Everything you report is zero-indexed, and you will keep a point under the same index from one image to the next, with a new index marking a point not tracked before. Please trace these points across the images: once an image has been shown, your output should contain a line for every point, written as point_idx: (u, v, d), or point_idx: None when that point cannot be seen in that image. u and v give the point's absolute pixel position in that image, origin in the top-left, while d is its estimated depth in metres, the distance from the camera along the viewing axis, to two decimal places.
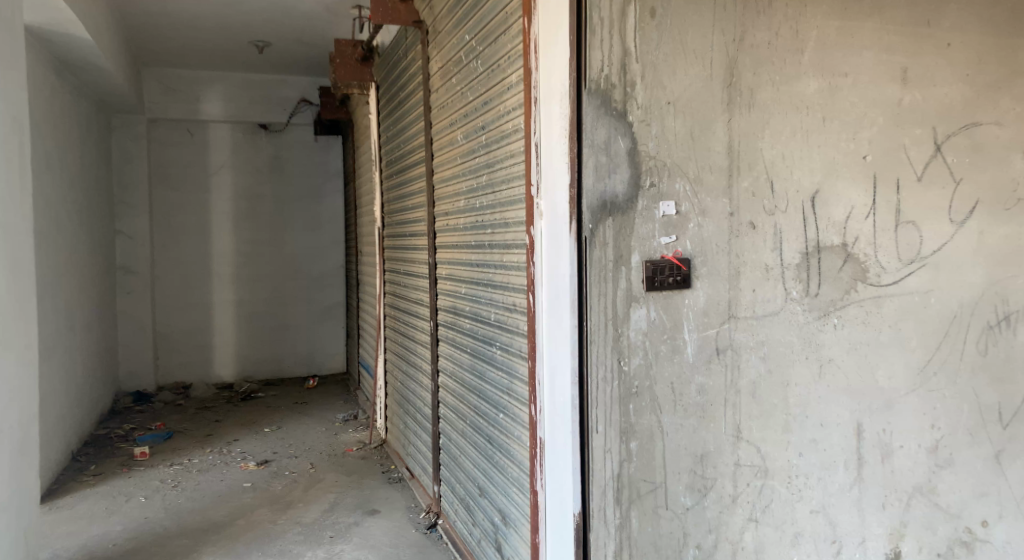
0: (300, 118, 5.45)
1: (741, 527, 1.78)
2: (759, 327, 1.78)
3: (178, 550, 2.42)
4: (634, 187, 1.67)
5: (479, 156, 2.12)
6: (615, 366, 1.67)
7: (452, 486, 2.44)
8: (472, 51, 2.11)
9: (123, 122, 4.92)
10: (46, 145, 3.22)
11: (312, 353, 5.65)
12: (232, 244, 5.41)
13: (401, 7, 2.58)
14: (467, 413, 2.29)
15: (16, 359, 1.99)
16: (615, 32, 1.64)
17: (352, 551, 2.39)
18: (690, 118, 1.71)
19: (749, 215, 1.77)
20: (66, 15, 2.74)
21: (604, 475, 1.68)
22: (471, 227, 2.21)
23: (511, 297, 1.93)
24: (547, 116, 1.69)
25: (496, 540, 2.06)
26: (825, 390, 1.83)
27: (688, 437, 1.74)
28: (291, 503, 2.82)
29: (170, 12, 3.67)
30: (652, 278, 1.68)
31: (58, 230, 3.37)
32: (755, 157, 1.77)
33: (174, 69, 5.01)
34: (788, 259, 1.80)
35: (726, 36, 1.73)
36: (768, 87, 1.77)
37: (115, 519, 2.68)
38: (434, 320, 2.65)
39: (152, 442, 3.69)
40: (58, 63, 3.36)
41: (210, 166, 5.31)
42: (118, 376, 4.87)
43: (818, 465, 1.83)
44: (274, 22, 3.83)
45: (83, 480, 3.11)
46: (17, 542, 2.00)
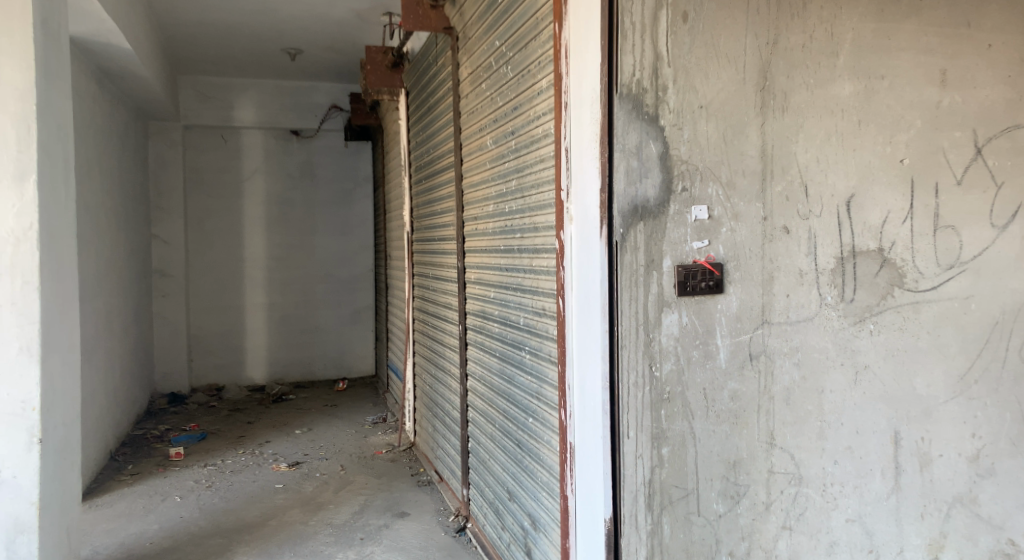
0: (330, 124, 5.52)
1: (775, 534, 1.76)
2: (794, 332, 1.76)
3: (212, 550, 2.46)
4: (666, 191, 1.66)
5: (509, 162, 2.13)
6: (647, 371, 1.66)
7: (481, 489, 2.45)
8: (502, 56, 2.13)
9: (158, 129, 5.03)
10: (88, 152, 3.30)
11: (340, 356, 5.70)
12: (262, 248, 5.48)
13: (432, 14, 2.59)
14: (496, 417, 2.30)
15: (60, 361, 2.05)
16: (647, 37, 1.63)
17: (383, 553, 2.41)
18: (722, 122, 1.70)
19: (783, 220, 1.75)
20: (108, 26, 2.81)
21: (636, 480, 1.66)
22: (501, 232, 2.22)
23: (541, 302, 1.93)
24: (578, 120, 1.69)
25: (526, 544, 2.06)
26: (860, 397, 1.80)
27: (720, 443, 1.72)
28: (322, 504, 2.85)
29: (204, 21, 3.74)
30: (684, 282, 1.67)
31: (97, 234, 3.45)
32: (790, 161, 1.75)
33: (206, 76, 5.11)
34: (822, 263, 1.78)
35: (760, 39, 1.72)
36: (802, 91, 1.75)
37: (151, 518, 2.73)
38: (462, 324, 2.66)
39: (186, 442, 3.75)
40: (98, 72, 3.44)
41: (241, 171, 5.40)
42: (152, 378, 4.96)
43: (854, 473, 1.80)
44: (304, 29, 3.88)
45: (120, 479, 3.18)
46: (60, 539, 2.05)
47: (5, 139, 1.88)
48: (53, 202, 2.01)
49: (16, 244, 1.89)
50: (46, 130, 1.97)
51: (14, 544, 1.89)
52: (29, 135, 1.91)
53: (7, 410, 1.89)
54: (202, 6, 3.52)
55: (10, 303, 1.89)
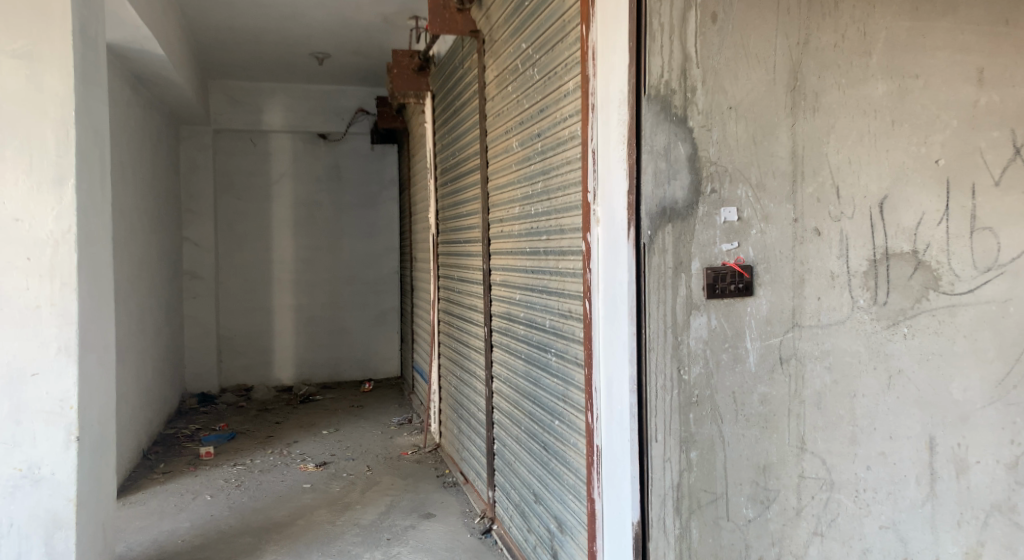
0: (357, 127, 5.56)
1: (806, 541, 1.73)
2: (825, 335, 1.74)
3: (242, 548, 2.49)
4: (694, 193, 1.65)
5: (535, 164, 2.13)
6: (675, 375, 1.65)
7: (507, 491, 2.45)
8: (528, 59, 2.13)
9: (189, 133, 5.12)
10: (122, 156, 3.37)
11: (366, 357, 5.75)
12: (290, 251, 5.54)
13: (458, 17, 2.61)
14: (522, 419, 2.30)
15: (97, 361, 2.09)
16: (675, 38, 1.62)
17: (409, 554, 2.42)
18: (752, 123, 1.68)
19: (814, 221, 1.73)
20: (143, 32, 2.86)
21: (663, 484, 1.65)
22: (527, 234, 2.22)
23: (567, 304, 1.93)
24: (605, 123, 1.68)
25: (552, 547, 2.05)
26: (894, 401, 1.77)
27: (749, 447, 1.70)
28: (349, 504, 2.87)
29: (234, 27, 3.80)
30: (713, 285, 1.66)
31: (131, 238, 3.52)
32: (821, 163, 1.73)
33: (236, 81, 5.18)
34: (855, 266, 1.75)
35: (790, 39, 1.70)
36: (833, 91, 1.73)
37: (183, 516, 2.78)
38: (488, 326, 2.66)
39: (216, 442, 3.80)
40: (132, 78, 3.51)
41: (270, 175, 5.47)
42: (183, 378, 5.05)
43: (888, 479, 1.77)
44: (332, 33, 3.93)
45: (153, 477, 3.23)
46: (96, 535, 2.09)
47: (45, 144, 1.93)
48: (91, 206, 2.05)
49: (55, 246, 1.94)
50: (83, 134, 2.01)
51: (52, 540, 1.93)
52: (69, 139, 1.95)
53: (47, 408, 1.93)
54: (233, 13, 3.58)
55: (50, 304, 1.94)
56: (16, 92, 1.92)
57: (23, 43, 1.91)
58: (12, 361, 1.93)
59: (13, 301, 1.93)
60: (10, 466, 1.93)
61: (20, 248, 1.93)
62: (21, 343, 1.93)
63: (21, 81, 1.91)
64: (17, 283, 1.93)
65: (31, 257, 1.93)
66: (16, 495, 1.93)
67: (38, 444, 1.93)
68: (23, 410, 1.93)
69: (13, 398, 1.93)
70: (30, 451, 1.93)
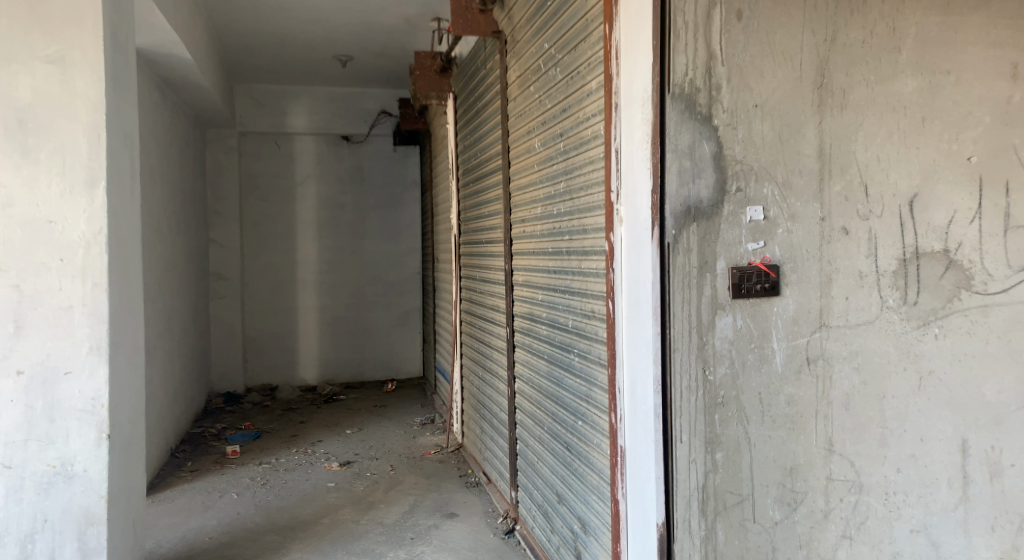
0: (380, 129, 5.60)
1: (834, 544, 1.71)
2: (853, 335, 1.72)
3: (268, 546, 2.52)
4: (720, 191, 1.64)
5: (557, 164, 2.13)
6: (700, 375, 1.64)
7: (530, 492, 2.45)
8: (551, 59, 2.13)
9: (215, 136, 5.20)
10: (151, 159, 3.43)
11: (388, 357, 5.78)
12: (314, 252, 5.59)
13: (481, 18, 2.62)
14: (545, 419, 2.30)
15: (126, 360, 2.13)
16: (700, 36, 1.61)
17: (432, 553, 2.43)
18: (778, 120, 1.67)
19: (842, 220, 1.71)
20: (171, 37, 2.91)
21: (689, 485, 1.63)
22: (549, 234, 2.22)
23: (590, 304, 1.93)
24: (629, 121, 1.68)
25: (576, 548, 2.05)
26: (925, 403, 1.74)
27: (776, 449, 1.68)
28: (373, 503, 2.89)
29: (259, 31, 3.85)
30: (739, 285, 1.64)
31: (160, 239, 3.58)
32: (848, 161, 1.71)
33: (260, 84, 5.25)
34: (883, 266, 1.73)
35: (817, 36, 1.68)
36: (861, 88, 1.71)
37: (211, 513, 2.81)
38: (511, 326, 2.66)
39: (242, 441, 3.85)
40: (161, 82, 3.57)
41: (294, 177, 5.53)
42: (210, 378, 5.12)
43: (918, 482, 1.74)
44: (355, 36, 3.96)
45: (181, 475, 3.28)
46: (126, 532, 2.13)
47: (77, 147, 1.97)
48: (120, 209, 2.09)
49: (87, 247, 1.98)
50: (113, 137, 2.05)
51: (84, 535, 1.97)
52: (100, 142, 1.99)
53: (79, 406, 1.97)
54: (258, 16, 3.62)
55: (83, 303, 1.98)
56: (49, 96, 1.96)
57: (57, 48, 1.95)
58: (45, 361, 1.97)
59: (45, 301, 1.97)
60: (44, 463, 1.97)
61: (53, 249, 1.97)
62: (55, 342, 1.97)
63: (56, 85, 1.96)
64: (51, 283, 1.97)
65: (65, 258, 1.97)
66: (50, 491, 1.97)
67: (71, 441, 1.97)
68: (56, 408, 1.97)
69: (46, 397, 1.97)
70: (64, 448, 1.97)
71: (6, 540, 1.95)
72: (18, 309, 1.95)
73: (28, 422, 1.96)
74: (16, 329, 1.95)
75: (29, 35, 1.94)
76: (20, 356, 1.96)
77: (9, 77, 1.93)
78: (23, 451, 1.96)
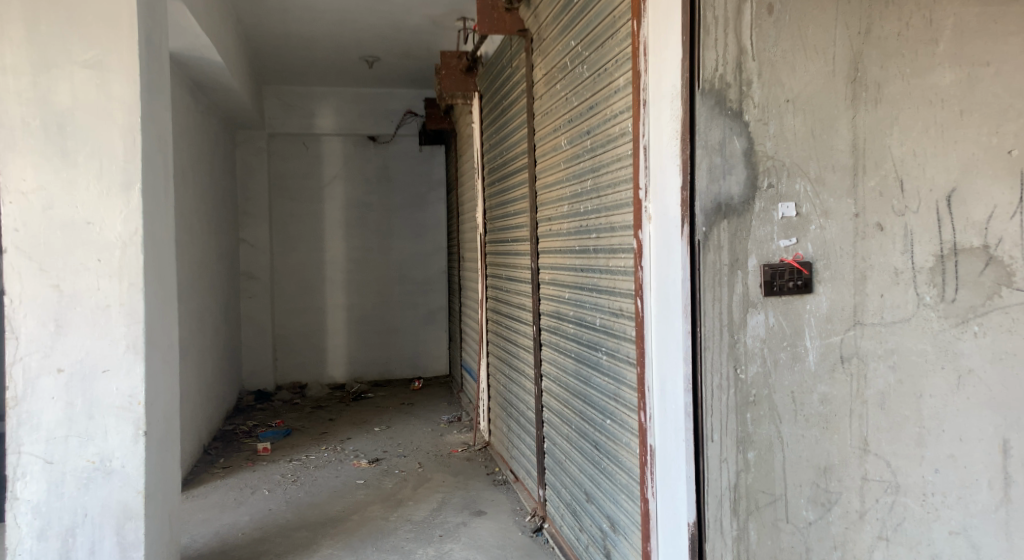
0: (406, 129, 5.63)
1: (870, 544, 1.68)
2: (889, 333, 1.68)
3: (300, 542, 2.55)
4: (751, 188, 1.62)
5: (584, 161, 2.12)
6: (732, 373, 1.62)
7: (558, 490, 2.44)
8: (577, 56, 2.12)
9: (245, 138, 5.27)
10: (184, 160, 3.49)
11: (414, 356, 5.81)
12: (341, 251, 5.65)
13: (507, 16, 2.62)
14: (572, 417, 2.29)
15: (161, 359, 2.17)
16: (730, 31, 1.59)
17: (461, 551, 2.44)
18: (810, 115, 1.64)
19: (877, 216, 1.68)
20: (202, 41, 2.96)
21: (720, 484, 1.62)
22: (576, 232, 2.22)
23: (618, 302, 1.92)
24: (658, 118, 1.67)
25: (605, 547, 2.04)
26: (964, 402, 1.71)
27: (810, 448, 1.66)
28: (402, 501, 2.92)
29: (288, 33, 3.89)
30: (771, 282, 1.62)
31: (192, 240, 3.65)
32: (883, 156, 1.68)
33: (288, 86, 5.31)
34: (920, 262, 1.69)
35: (851, 29, 1.65)
36: (897, 81, 1.68)
37: (243, 509, 2.86)
38: (537, 324, 2.66)
39: (273, 438, 3.90)
40: (192, 85, 3.63)
41: (322, 177, 5.59)
42: (241, 376, 5.19)
43: (957, 483, 1.70)
44: (381, 37, 3.98)
45: (214, 472, 3.33)
46: (162, 527, 2.17)
47: (114, 151, 2.02)
48: (155, 210, 2.13)
49: (123, 248, 2.02)
50: (148, 139, 2.09)
51: (123, 530, 2.02)
52: (136, 146, 2.03)
53: (117, 403, 2.02)
54: (287, 19, 3.66)
55: (119, 303, 2.02)
56: (86, 100, 2.00)
57: (94, 54, 2.00)
58: (84, 359, 2.01)
59: (84, 300, 2.01)
60: (83, 459, 2.01)
61: (92, 249, 2.01)
62: (93, 342, 2.01)
63: (94, 90, 2.00)
64: (90, 283, 2.01)
65: (103, 258, 2.01)
66: (89, 486, 2.01)
67: (109, 438, 2.01)
68: (95, 405, 2.01)
69: (86, 394, 2.01)
70: (103, 444, 2.01)
71: (48, 534, 1.99)
72: (59, 309, 2.00)
73: (68, 419, 2.00)
74: (56, 328, 2.00)
75: (68, 40, 1.99)
76: (60, 355, 2.00)
77: (48, 82, 1.97)
78: (64, 447, 2.00)
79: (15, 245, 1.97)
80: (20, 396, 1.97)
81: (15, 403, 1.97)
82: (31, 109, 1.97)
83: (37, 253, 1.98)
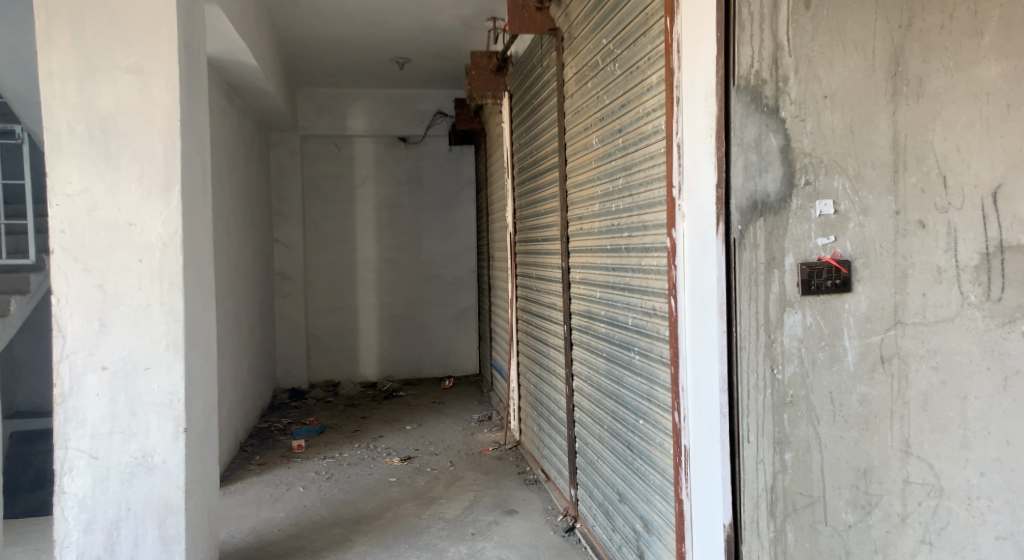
0: (437, 130, 5.67)
1: (913, 549, 1.65)
2: (931, 333, 1.65)
3: (334, 538, 2.58)
4: (788, 186, 1.60)
5: (615, 160, 2.11)
6: (768, 373, 1.60)
7: (590, 490, 2.44)
8: (609, 55, 2.12)
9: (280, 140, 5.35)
10: (221, 162, 3.56)
11: (445, 355, 5.84)
12: (374, 251, 5.71)
13: (538, 16, 2.62)
14: (604, 417, 2.29)
15: (200, 358, 2.21)
16: (766, 26, 1.57)
17: (494, 550, 2.44)
18: (849, 111, 1.62)
19: (918, 214, 1.64)
20: (239, 44, 3.01)
21: (757, 485, 1.60)
22: (607, 231, 2.21)
23: (650, 301, 1.91)
24: (691, 116, 1.66)
25: (638, 547, 2.03)
26: (1011, 403, 1.65)
27: (849, 450, 1.63)
28: (434, 498, 2.94)
29: (321, 35, 3.93)
30: (808, 281, 1.60)
31: (229, 241, 3.72)
32: (925, 152, 1.63)
33: (322, 88, 5.38)
34: (964, 260, 1.64)
35: (891, 22, 1.62)
36: (940, 75, 1.63)
37: (277, 505, 2.90)
38: (568, 324, 2.66)
39: (307, 435, 3.96)
40: (228, 88, 3.70)
41: (355, 178, 5.65)
42: (275, 374, 5.28)
43: (1004, 486, 1.65)
44: (413, 38, 4.01)
45: (250, 468, 3.39)
46: (201, 522, 2.21)
47: (154, 154, 2.07)
48: (194, 212, 2.18)
49: (164, 248, 2.07)
50: (186, 142, 2.13)
51: (164, 524, 2.07)
52: (175, 149, 2.08)
53: (158, 400, 2.07)
54: (320, 22, 3.70)
55: (160, 303, 2.07)
56: (129, 104, 2.05)
57: (136, 59, 2.05)
58: (126, 357, 2.06)
59: (127, 299, 2.06)
60: (127, 455, 2.06)
61: (133, 250, 2.06)
62: (135, 340, 2.06)
63: (135, 95, 2.05)
64: (131, 283, 2.06)
65: (144, 259, 2.06)
66: (132, 481, 2.06)
67: (151, 434, 2.06)
68: (137, 402, 2.06)
69: (128, 392, 2.06)
70: (145, 440, 2.06)
71: (93, 527, 2.04)
72: (103, 308, 2.05)
73: (112, 414, 2.06)
74: (100, 326, 2.05)
75: (111, 46, 2.04)
76: (104, 353, 2.05)
77: (92, 86, 2.03)
78: (108, 443, 2.05)
79: (62, 245, 2.03)
80: (66, 392, 2.03)
81: (62, 399, 2.03)
82: (76, 113, 2.02)
83: (82, 253, 2.04)
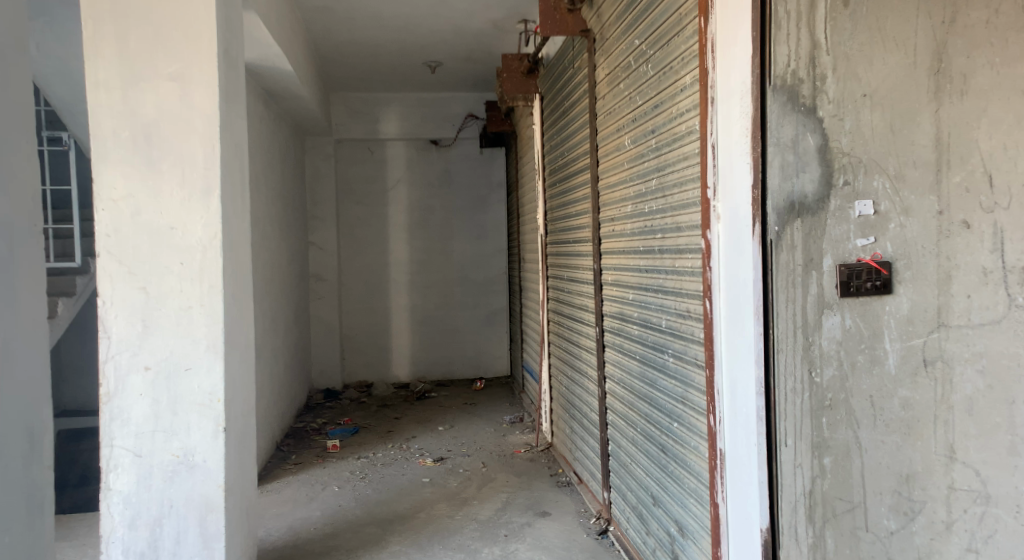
0: (467, 133, 5.71)
1: (959, 557, 1.61)
2: (977, 336, 1.60)
3: (369, 538, 2.61)
4: (826, 186, 1.57)
5: (648, 161, 2.11)
6: (806, 376, 1.57)
7: (623, 493, 2.43)
8: (642, 55, 2.11)
9: (314, 144, 5.44)
10: (258, 166, 3.63)
11: (476, 356, 5.86)
12: (407, 253, 5.76)
13: (569, 17, 2.63)
14: (638, 419, 2.28)
15: (238, 358, 2.26)
16: (803, 25, 1.55)
17: (527, 551, 2.45)
18: (890, 110, 1.59)
19: (962, 214, 1.60)
20: (276, 51, 3.07)
21: (795, 490, 1.57)
22: (640, 232, 2.20)
23: (684, 303, 1.90)
24: (726, 117, 1.65)
25: (673, 551, 2.02)
26: None
27: (890, 455, 1.60)
28: (467, 499, 2.95)
29: (356, 40, 3.98)
30: (847, 283, 1.57)
31: (266, 243, 3.79)
32: (969, 150, 1.60)
33: (356, 93, 5.46)
34: (1011, 261, 1.60)
35: (934, 19, 1.59)
36: (984, 72, 1.59)
37: (312, 504, 2.95)
38: (601, 325, 2.65)
39: (341, 435, 4.01)
40: (264, 94, 3.78)
41: (388, 181, 5.71)
42: (311, 375, 5.35)
43: None
44: (445, 42, 4.04)
45: (286, 467, 3.45)
46: (239, 520, 2.26)
47: (194, 159, 2.12)
48: (233, 215, 2.23)
49: (204, 251, 2.12)
50: (225, 147, 2.18)
51: (205, 521, 2.11)
52: (213, 154, 2.13)
53: (199, 400, 2.12)
54: (354, 27, 3.76)
55: (200, 304, 2.12)
56: (171, 111, 2.11)
57: (177, 67, 2.10)
58: (168, 357, 2.12)
59: (169, 301, 2.11)
60: (169, 453, 2.11)
61: (174, 253, 2.11)
62: (175, 341, 2.11)
63: (177, 102, 2.11)
64: (173, 285, 2.12)
65: (184, 262, 2.11)
66: (174, 479, 2.11)
67: (192, 433, 2.11)
68: (179, 402, 2.11)
69: (170, 392, 2.11)
70: (186, 439, 2.11)
71: (137, 523, 2.10)
72: (146, 310, 2.11)
73: (154, 414, 2.11)
74: (143, 328, 2.11)
75: (155, 55, 2.10)
76: (147, 354, 2.11)
77: (138, 94, 2.09)
78: (151, 441, 2.11)
79: (107, 250, 2.09)
80: (111, 392, 2.09)
81: (107, 398, 2.09)
82: (121, 121, 2.09)
83: (127, 258, 2.10)
